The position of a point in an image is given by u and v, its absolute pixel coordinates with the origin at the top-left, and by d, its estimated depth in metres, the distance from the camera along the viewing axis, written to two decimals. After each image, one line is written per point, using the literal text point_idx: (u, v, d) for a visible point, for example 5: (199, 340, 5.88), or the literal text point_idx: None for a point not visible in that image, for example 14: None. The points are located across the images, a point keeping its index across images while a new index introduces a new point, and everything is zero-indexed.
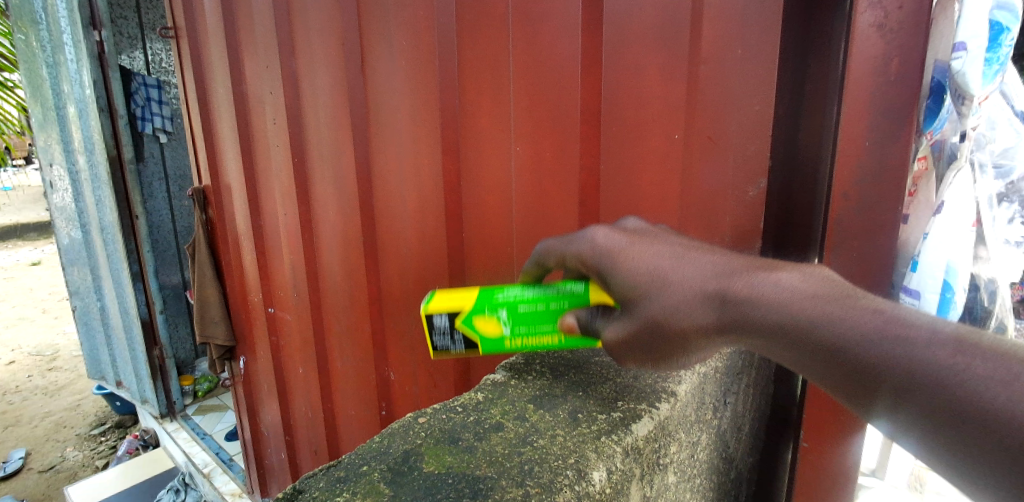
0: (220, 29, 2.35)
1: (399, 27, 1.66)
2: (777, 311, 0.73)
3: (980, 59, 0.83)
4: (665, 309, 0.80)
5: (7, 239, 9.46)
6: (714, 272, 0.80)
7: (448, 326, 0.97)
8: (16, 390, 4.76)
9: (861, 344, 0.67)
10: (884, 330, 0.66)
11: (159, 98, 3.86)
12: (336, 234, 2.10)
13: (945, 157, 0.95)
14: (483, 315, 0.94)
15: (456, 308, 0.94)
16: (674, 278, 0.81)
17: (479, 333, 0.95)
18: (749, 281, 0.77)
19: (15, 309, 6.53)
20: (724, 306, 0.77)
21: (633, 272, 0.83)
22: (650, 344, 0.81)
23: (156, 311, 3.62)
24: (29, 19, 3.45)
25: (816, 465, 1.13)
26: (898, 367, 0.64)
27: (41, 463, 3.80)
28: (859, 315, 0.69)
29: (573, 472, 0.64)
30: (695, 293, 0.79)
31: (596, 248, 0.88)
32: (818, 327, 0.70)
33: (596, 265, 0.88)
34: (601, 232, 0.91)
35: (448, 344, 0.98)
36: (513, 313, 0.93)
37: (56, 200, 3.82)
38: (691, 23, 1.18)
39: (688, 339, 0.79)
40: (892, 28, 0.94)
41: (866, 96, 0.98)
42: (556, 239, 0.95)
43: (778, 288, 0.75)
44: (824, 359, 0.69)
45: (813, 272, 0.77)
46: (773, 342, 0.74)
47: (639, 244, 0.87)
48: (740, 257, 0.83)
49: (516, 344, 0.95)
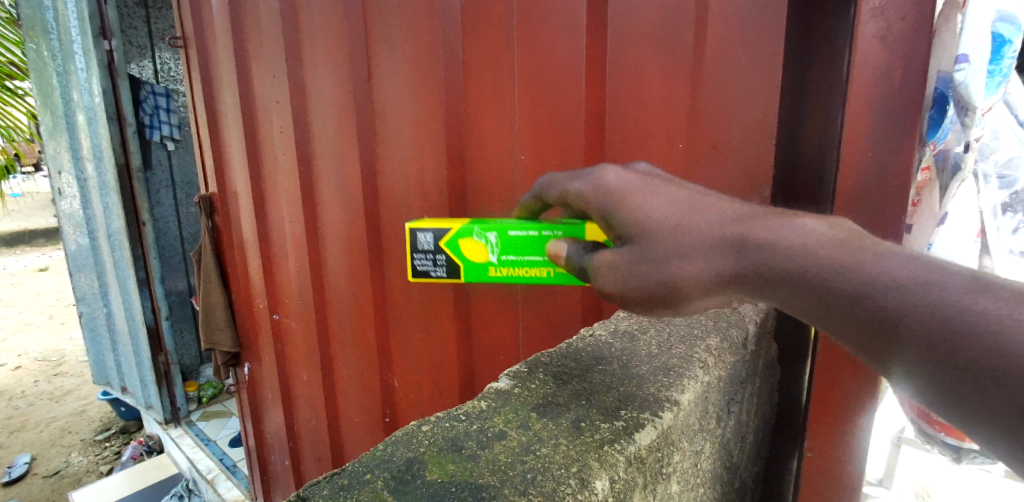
0: (228, 39, 2.37)
1: (405, 37, 1.68)
2: (799, 257, 0.72)
3: (983, 71, 0.83)
4: (679, 249, 0.78)
5: (14, 246, 9.53)
6: (732, 218, 0.80)
7: (434, 249, 1.03)
8: (22, 395, 4.78)
9: (884, 286, 0.66)
10: (914, 275, 0.65)
11: (167, 106, 3.90)
12: (341, 241, 2.11)
13: (949, 169, 0.94)
14: (469, 239, 1.00)
15: (445, 228, 1.01)
16: (691, 221, 0.80)
17: (464, 257, 1.01)
18: (771, 227, 0.77)
19: (23, 315, 6.58)
20: (740, 250, 0.76)
21: (647, 210, 0.81)
22: (663, 292, 0.79)
23: (161, 317, 3.64)
24: (40, 29, 3.50)
25: (820, 473, 1.13)
26: (923, 305, 0.63)
27: (46, 468, 3.81)
28: (887, 261, 0.68)
29: (576, 481, 0.65)
30: (712, 237, 0.78)
31: (608, 183, 0.85)
32: (839, 270, 0.69)
33: (602, 202, 0.85)
34: (613, 168, 0.88)
35: (430, 268, 1.04)
36: (499, 239, 0.99)
37: (64, 206, 3.85)
38: (694, 34, 1.19)
39: (699, 284, 0.78)
40: (895, 37, 0.96)
41: (867, 106, 1.00)
42: (562, 175, 0.94)
43: (800, 233, 0.75)
44: (840, 303, 0.68)
45: (834, 222, 0.76)
46: (789, 290, 0.73)
47: (654, 184, 0.85)
48: (756, 206, 0.82)
49: (498, 271, 1.00)
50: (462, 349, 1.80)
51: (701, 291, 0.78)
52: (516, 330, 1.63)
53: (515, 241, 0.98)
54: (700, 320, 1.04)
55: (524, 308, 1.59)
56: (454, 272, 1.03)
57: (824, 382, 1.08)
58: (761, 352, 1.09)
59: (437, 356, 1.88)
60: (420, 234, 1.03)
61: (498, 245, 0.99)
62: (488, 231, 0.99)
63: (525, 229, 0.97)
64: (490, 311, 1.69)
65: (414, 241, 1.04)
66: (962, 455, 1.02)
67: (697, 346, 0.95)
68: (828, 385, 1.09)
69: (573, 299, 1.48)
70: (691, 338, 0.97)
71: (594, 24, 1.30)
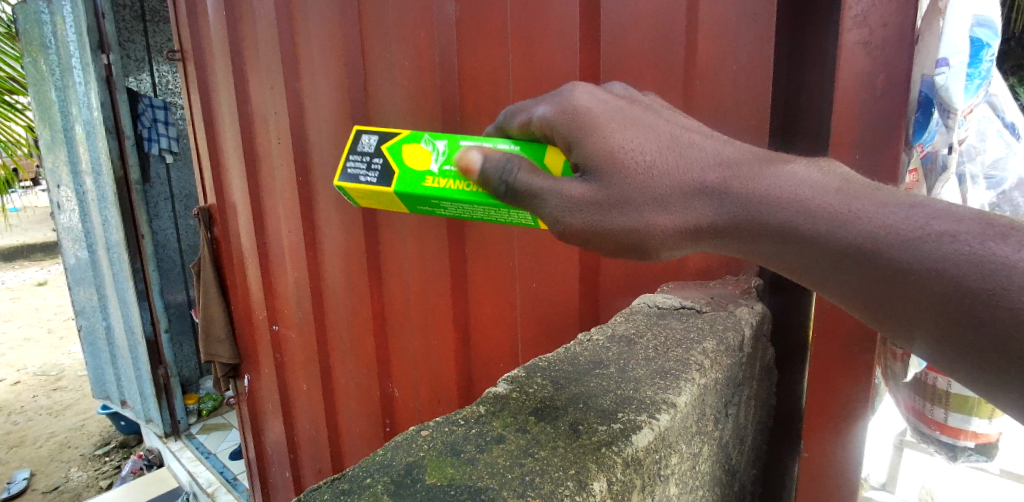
0: (225, 51, 2.39)
1: (402, 48, 1.70)
2: (792, 208, 0.70)
3: (963, 74, 0.84)
4: (649, 193, 0.73)
5: (12, 260, 9.54)
6: (717, 162, 0.74)
7: (374, 152, 0.93)
8: (20, 410, 4.77)
9: (893, 238, 0.64)
10: (922, 224, 0.63)
11: (165, 119, 3.93)
12: (339, 251, 2.12)
13: (936, 169, 0.93)
14: (414, 146, 0.90)
15: (392, 130, 0.93)
16: (669, 156, 0.74)
17: (402, 164, 0.90)
18: (752, 174, 0.73)
19: (21, 330, 6.57)
20: (716, 198, 0.73)
21: (617, 141, 0.73)
22: (631, 246, 0.75)
23: (160, 329, 3.64)
24: (38, 44, 3.53)
25: (814, 473, 1.12)
26: (933, 254, 0.61)
27: (45, 484, 3.79)
28: (893, 209, 0.65)
29: (574, 483, 0.65)
30: (687, 181, 0.73)
31: (578, 104, 0.76)
32: (842, 221, 0.67)
33: (564, 126, 0.76)
34: (588, 87, 0.79)
35: (362, 173, 0.93)
36: (446, 149, 0.89)
37: (63, 220, 3.86)
38: (685, 42, 1.20)
39: (669, 234, 0.74)
40: (878, 44, 0.96)
41: (854, 112, 0.99)
42: (528, 101, 0.84)
43: (796, 181, 0.72)
44: (848, 256, 0.66)
45: (829, 169, 0.73)
46: (788, 243, 0.70)
47: (630, 112, 0.77)
48: (742, 146, 0.77)
49: (435, 183, 0.87)
50: (462, 358, 1.80)
51: (673, 241, 0.74)
52: (515, 338, 1.63)
53: (464, 152, 0.88)
54: (697, 324, 1.04)
55: (522, 315, 1.58)
56: (386, 180, 0.90)
57: (821, 378, 1.08)
58: (757, 353, 1.10)
59: (435, 365, 1.89)
60: (367, 136, 0.95)
61: (443, 153, 0.89)
62: (438, 139, 0.90)
63: (479, 141, 0.88)
64: (489, 318, 1.69)
65: (356, 142, 0.96)
66: (957, 453, 1.02)
67: (693, 349, 0.95)
68: (828, 382, 1.07)
69: (569, 310, 1.46)
70: (687, 341, 0.98)
71: (586, 32, 1.32)
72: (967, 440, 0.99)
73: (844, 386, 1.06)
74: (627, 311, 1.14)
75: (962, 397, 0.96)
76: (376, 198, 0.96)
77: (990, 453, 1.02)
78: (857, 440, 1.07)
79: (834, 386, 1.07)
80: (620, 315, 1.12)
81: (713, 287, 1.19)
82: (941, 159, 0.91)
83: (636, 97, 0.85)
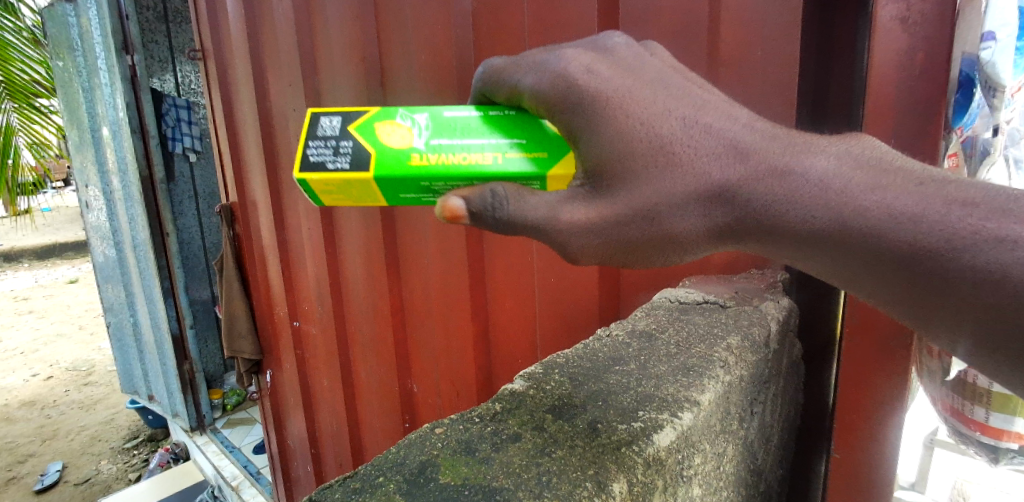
0: (244, 48, 2.40)
1: (421, 42, 1.68)
2: (823, 214, 0.65)
3: (1011, 48, 0.80)
4: (668, 195, 0.67)
5: (45, 260, 9.84)
6: (729, 155, 0.68)
7: (339, 135, 0.78)
8: (53, 404, 4.91)
9: (945, 243, 0.61)
10: (972, 227, 0.60)
11: (188, 119, 3.97)
12: (359, 247, 2.12)
13: (977, 154, 0.89)
14: (389, 124, 0.79)
15: (353, 109, 0.80)
16: (678, 151, 0.67)
17: (377, 142, 0.77)
18: (776, 170, 0.67)
19: (54, 327, 6.76)
20: (738, 202, 0.68)
21: (628, 138, 0.66)
22: (649, 255, 0.70)
23: (185, 326, 3.69)
24: (66, 46, 3.60)
25: (847, 475, 1.08)
26: (989, 259, 0.59)
27: (77, 476, 3.88)
28: (941, 205, 0.62)
29: (593, 484, 0.63)
30: (707, 182, 0.67)
31: (582, 86, 0.68)
32: (882, 227, 0.63)
33: (572, 112, 0.69)
34: (585, 61, 0.70)
35: (328, 160, 0.77)
36: (428, 122, 0.79)
37: (91, 219, 3.94)
38: (709, 27, 1.15)
39: (691, 239, 0.69)
40: (916, 20, 0.90)
41: (892, 93, 0.93)
42: (510, 63, 0.76)
43: (819, 177, 0.66)
44: (896, 262, 0.63)
45: (850, 154, 0.68)
46: (821, 240, 0.66)
47: (640, 92, 0.69)
48: (768, 124, 0.72)
49: (421, 161, 0.76)
50: (480, 355, 1.79)
51: (688, 243, 0.70)
52: (536, 336, 1.60)
53: (449, 123, 0.79)
54: (719, 320, 1.01)
55: (542, 313, 1.56)
56: (361, 163, 0.76)
57: (850, 383, 1.05)
58: (785, 351, 1.06)
59: (455, 364, 1.88)
60: (324, 118, 0.80)
61: (426, 128, 0.79)
62: (416, 114, 0.80)
63: (463, 109, 0.80)
64: (509, 315, 1.67)
65: (312, 126, 0.79)
66: (999, 456, 0.97)
67: (717, 345, 0.92)
68: (862, 383, 1.03)
69: (590, 304, 1.43)
70: (711, 337, 0.95)
71: (605, 17, 1.29)
72: (1011, 441, 0.93)
73: (874, 387, 1.02)
74: (648, 306, 1.11)
75: (1004, 396, 0.91)
76: (345, 193, 0.80)
77: None
78: (892, 446, 1.02)
79: (868, 387, 1.03)
80: (641, 309, 1.09)
81: (737, 281, 1.15)
82: (983, 144, 0.88)
83: (643, 61, 0.73)
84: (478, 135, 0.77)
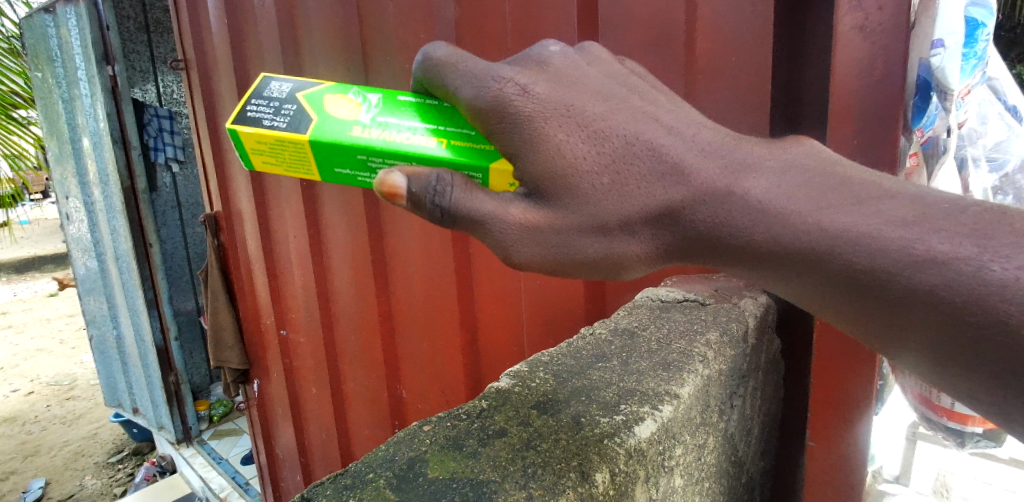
0: (228, 56, 2.39)
1: (404, 50, 1.71)
2: (769, 238, 0.68)
3: (958, 54, 0.85)
4: (620, 214, 0.69)
5: (24, 273, 9.63)
6: (672, 177, 0.70)
7: (284, 98, 0.83)
8: (35, 420, 4.82)
9: (885, 265, 0.61)
10: (906, 249, 0.61)
11: (170, 128, 3.95)
12: (345, 253, 2.13)
13: (938, 152, 0.96)
14: (339, 96, 0.83)
15: (308, 78, 0.85)
16: (625, 174, 0.69)
17: (322, 111, 0.82)
18: (716, 193, 0.70)
19: (35, 340, 6.65)
20: (685, 223, 0.71)
21: (569, 157, 0.67)
22: (602, 267, 0.71)
23: (170, 337, 3.66)
24: (45, 57, 3.57)
25: (824, 466, 1.12)
26: (920, 282, 0.59)
27: (60, 492, 3.82)
28: (878, 224, 0.63)
29: (577, 474, 0.66)
30: (658, 203, 0.70)
31: (518, 107, 0.67)
32: (825, 248, 0.65)
33: (505, 135, 0.68)
34: (522, 79, 0.69)
35: (267, 117, 0.82)
36: (379, 101, 0.83)
37: (72, 231, 3.89)
38: (685, 37, 1.19)
39: (643, 257, 0.72)
40: (874, 29, 0.94)
41: (854, 102, 0.97)
42: (456, 55, 0.72)
43: (758, 201, 0.69)
44: (844, 283, 0.65)
45: (784, 175, 0.70)
46: (772, 262, 0.69)
47: (582, 105, 0.69)
48: (715, 129, 0.74)
49: (360, 135, 0.80)
50: (467, 358, 1.81)
51: (642, 263, 0.72)
52: (521, 337, 1.62)
53: (400, 106, 0.82)
54: (700, 317, 1.04)
55: (528, 313, 1.58)
56: (299, 126, 0.81)
57: (827, 376, 1.08)
58: (762, 347, 1.10)
59: (442, 367, 1.91)
60: (277, 84, 0.86)
61: (375, 105, 0.83)
62: (369, 93, 0.84)
63: (417, 94, 0.83)
64: (494, 317, 1.69)
65: (262, 87, 0.85)
66: (966, 439, 1.02)
67: (697, 341, 0.95)
68: (831, 376, 1.07)
69: (574, 308, 1.46)
70: (690, 333, 0.98)
71: (583, 23, 1.32)
72: (975, 425, 0.98)
73: (847, 383, 1.06)
74: (631, 304, 1.13)
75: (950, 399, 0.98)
76: (279, 154, 0.84)
77: (997, 438, 1.02)
78: (863, 437, 1.07)
79: (838, 382, 1.07)
80: (624, 308, 1.12)
81: (716, 281, 1.19)
82: (943, 143, 0.95)
83: (584, 68, 0.72)
84: (425, 120, 0.81)
